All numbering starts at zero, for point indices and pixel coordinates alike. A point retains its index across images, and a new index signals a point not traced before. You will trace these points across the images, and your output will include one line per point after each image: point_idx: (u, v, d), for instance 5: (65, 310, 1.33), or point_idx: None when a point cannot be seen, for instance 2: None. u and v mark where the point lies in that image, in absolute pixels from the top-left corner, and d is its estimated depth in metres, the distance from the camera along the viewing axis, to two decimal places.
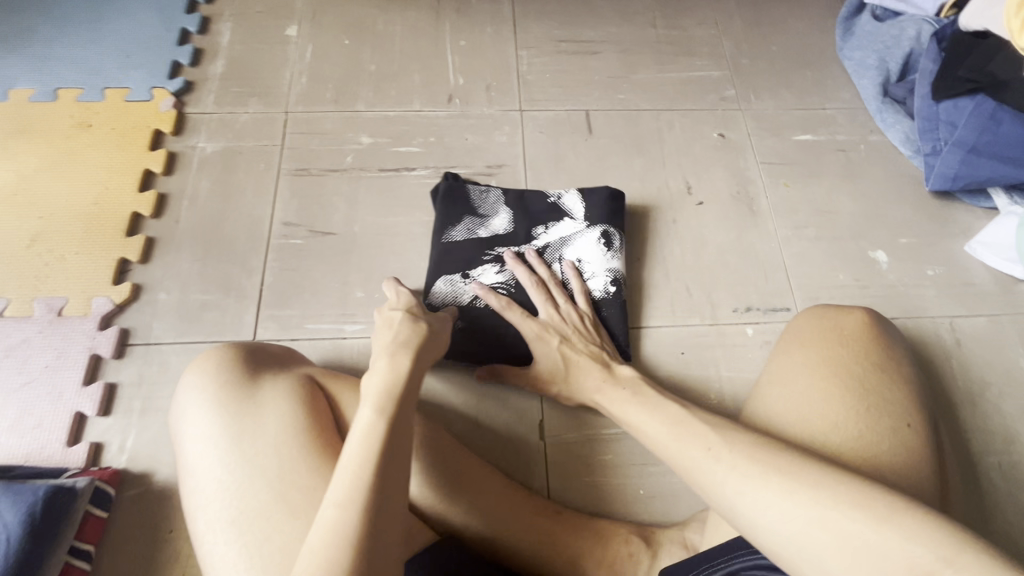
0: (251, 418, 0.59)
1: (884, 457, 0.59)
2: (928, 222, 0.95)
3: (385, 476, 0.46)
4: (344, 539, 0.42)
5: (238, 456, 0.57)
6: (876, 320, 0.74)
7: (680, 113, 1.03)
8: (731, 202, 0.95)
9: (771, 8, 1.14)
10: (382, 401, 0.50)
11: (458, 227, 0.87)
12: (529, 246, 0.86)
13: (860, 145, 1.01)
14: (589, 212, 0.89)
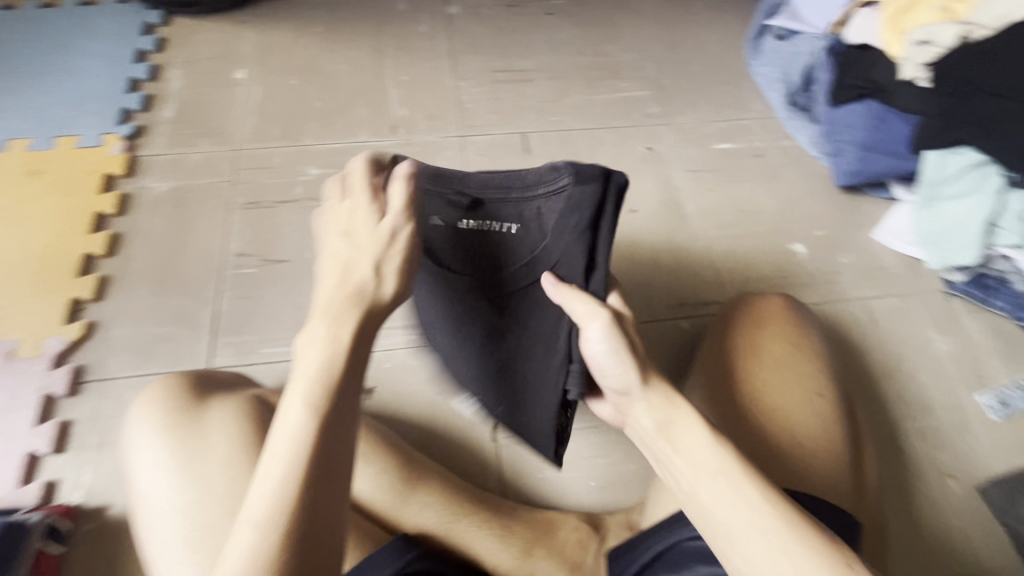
0: (199, 438, 0.61)
1: (827, 456, 0.63)
2: (840, 215, 1.04)
3: (311, 490, 0.40)
4: (268, 552, 0.38)
5: (189, 476, 0.59)
6: (792, 302, 0.81)
7: (609, 131, 1.11)
8: (660, 208, 1.02)
9: (687, 32, 1.25)
10: (313, 398, 0.42)
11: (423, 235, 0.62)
12: None
13: (774, 150, 1.11)
14: None
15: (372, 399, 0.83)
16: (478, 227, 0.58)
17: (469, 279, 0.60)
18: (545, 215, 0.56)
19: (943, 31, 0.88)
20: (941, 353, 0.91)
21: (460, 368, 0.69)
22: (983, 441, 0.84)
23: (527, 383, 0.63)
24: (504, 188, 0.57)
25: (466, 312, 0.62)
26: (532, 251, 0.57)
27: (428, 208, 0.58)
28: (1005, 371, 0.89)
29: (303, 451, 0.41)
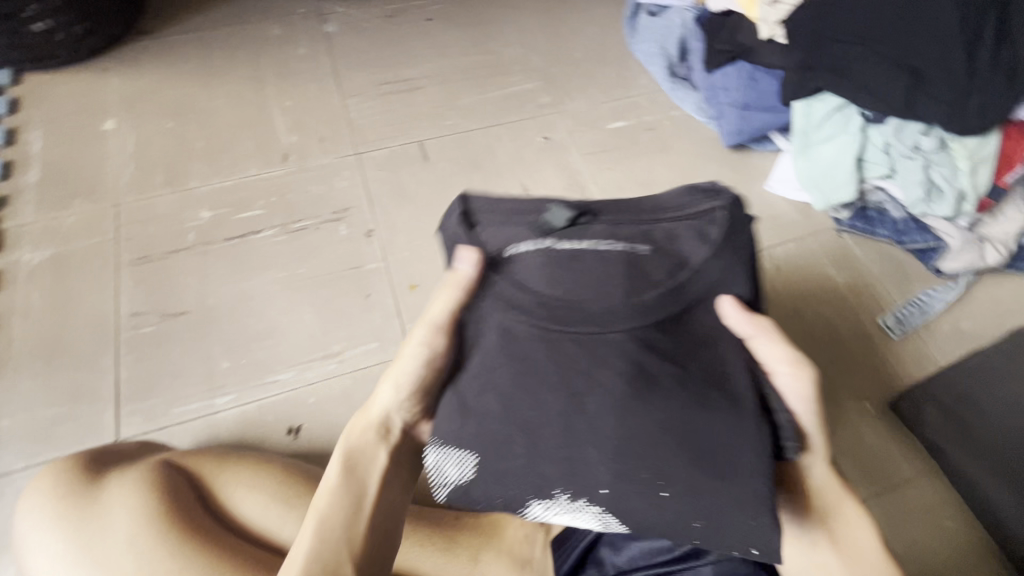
0: (96, 522, 0.57)
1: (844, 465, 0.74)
2: (733, 173, 1.09)
3: None
4: None
5: (90, 562, 0.55)
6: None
7: (505, 126, 1.12)
8: (565, 193, 1.04)
9: (567, 19, 1.28)
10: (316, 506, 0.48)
11: (518, 264, 0.52)
12: None
13: (665, 121, 1.15)
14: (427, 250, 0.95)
15: (301, 437, 0.80)
16: (595, 251, 0.51)
17: (602, 314, 0.49)
18: (680, 238, 0.51)
19: None
20: (840, 285, 0.97)
21: (602, 445, 0.45)
22: (891, 362, 0.90)
23: (713, 444, 0.44)
24: (621, 218, 0.53)
25: (600, 350, 0.48)
26: (670, 270, 0.50)
27: (517, 241, 0.53)
28: (899, 294, 0.96)
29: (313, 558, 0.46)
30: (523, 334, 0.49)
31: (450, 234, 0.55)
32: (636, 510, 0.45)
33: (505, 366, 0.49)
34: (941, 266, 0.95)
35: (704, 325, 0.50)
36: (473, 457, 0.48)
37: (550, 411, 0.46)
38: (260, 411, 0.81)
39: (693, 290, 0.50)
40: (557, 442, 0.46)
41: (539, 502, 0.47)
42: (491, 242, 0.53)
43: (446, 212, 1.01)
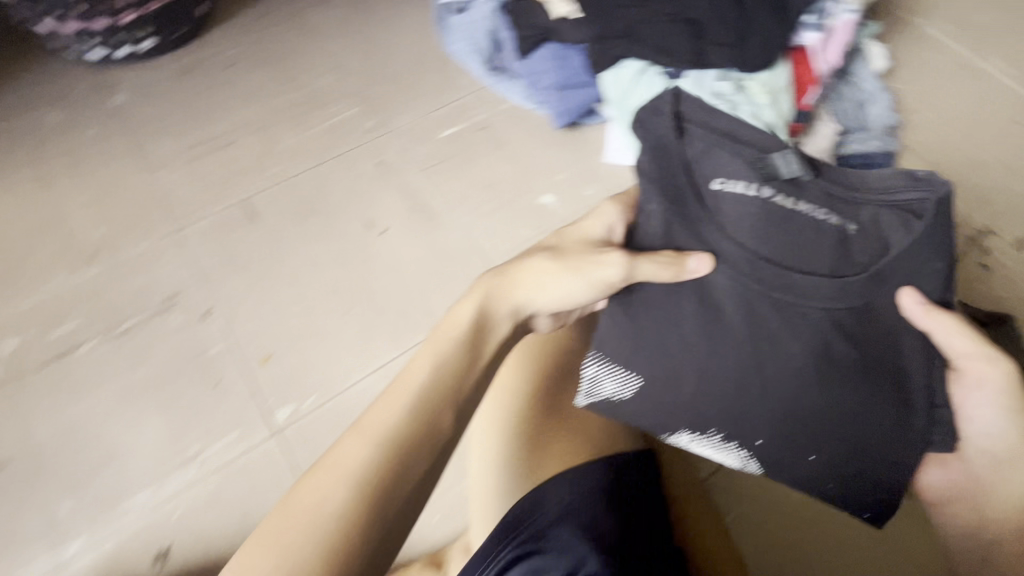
0: None
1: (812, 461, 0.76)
2: (571, 152, 1.09)
3: (390, 467, 0.45)
4: (340, 506, 0.43)
5: None
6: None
7: (334, 161, 1.06)
8: (409, 215, 1.00)
9: (376, 33, 1.23)
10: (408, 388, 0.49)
11: (729, 184, 0.58)
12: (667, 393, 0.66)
13: (496, 117, 1.13)
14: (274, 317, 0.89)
15: (173, 559, 0.73)
16: (804, 211, 0.56)
17: (846, 249, 0.55)
18: (885, 223, 0.55)
19: None
20: None
21: (774, 409, 0.58)
22: None
23: (862, 431, 0.56)
24: (838, 189, 0.58)
25: (796, 321, 0.56)
26: (875, 253, 0.55)
27: (731, 176, 0.58)
28: None
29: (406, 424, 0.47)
30: (725, 289, 0.58)
31: (659, 150, 0.60)
32: (783, 458, 0.60)
33: (693, 316, 0.59)
34: None
35: (881, 326, 0.55)
36: (637, 381, 0.62)
37: (729, 364, 0.58)
38: (119, 546, 0.73)
39: (893, 285, 0.55)
40: (773, 368, 0.57)
41: (691, 431, 0.62)
42: (700, 169, 0.59)
43: (287, 268, 0.94)
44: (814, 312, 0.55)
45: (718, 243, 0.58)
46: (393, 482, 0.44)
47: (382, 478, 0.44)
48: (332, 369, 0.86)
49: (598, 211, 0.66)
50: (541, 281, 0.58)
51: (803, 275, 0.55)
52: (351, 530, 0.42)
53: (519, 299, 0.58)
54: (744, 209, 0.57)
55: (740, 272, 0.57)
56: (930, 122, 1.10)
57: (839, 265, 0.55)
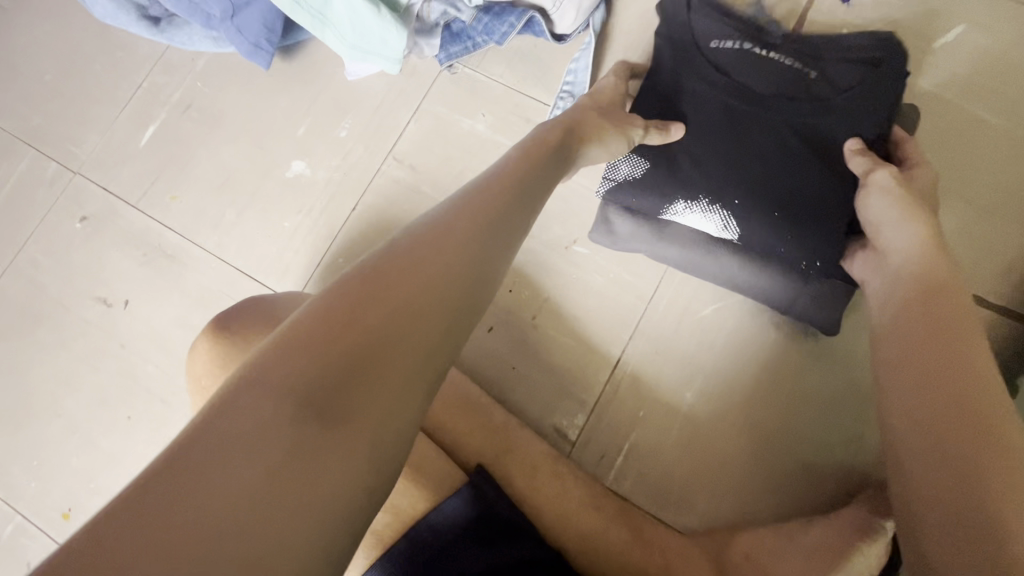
0: None
1: (712, 374, 0.67)
2: (304, 89, 0.81)
3: (450, 265, 0.35)
4: (401, 278, 0.34)
5: None
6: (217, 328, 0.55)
7: (34, 241, 0.82)
8: (147, 268, 0.78)
9: (9, 40, 0.90)
10: (481, 188, 0.41)
11: (720, 38, 0.60)
12: (695, 212, 0.58)
13: (198, 84, 0.84)
14: (54, 462, 0.74)
15: None
16: (772, 61, 0.59)
17: (802, 94, 0.57)
18: (843, 75, 0.57)
19: None
20: (484, 134, 0.77)
21: (744, 182, 0.57)
22: (574, 182, 0.73)
23: (802, 211, 0.55)
24: (803, 43, 0.60)
25: (759, 124, 0.57)
26: (824, 98, 0.57)
27: (721, 35, 0.60)
28: (543, 93, 0.77)
29: (469, 220, 0.38)
30: (701, 102, 0.59)
31: (666, 15, 0.62)
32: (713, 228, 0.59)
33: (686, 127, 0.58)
34: (558, 30, 0.73)
35: (821, 147, 0.56)
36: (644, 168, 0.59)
37: (703, 150, 0.58)
38: None
39: (853, 127, 0.56)
40: (742, 163, 0.57)
41: (686, 202, 0.58)
42: (697, 30, 0.61)
43: (40, 401, 0.76)
44: (785, 122, 0.57)
45: (687, 84, 0.59)
46: (501, 257, 0.38)
47: (446, 273, 0.35)
48: None
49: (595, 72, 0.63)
50: (604, 125, 0.54)
51: (780, 106, 0.57)
52: (406, 310, 0.33)
53: (590, 143, 0.53)
54: (720, 68, 0.59)
55: (704, 117, 0.58)
56: None
57: (801, 95, 0.57)
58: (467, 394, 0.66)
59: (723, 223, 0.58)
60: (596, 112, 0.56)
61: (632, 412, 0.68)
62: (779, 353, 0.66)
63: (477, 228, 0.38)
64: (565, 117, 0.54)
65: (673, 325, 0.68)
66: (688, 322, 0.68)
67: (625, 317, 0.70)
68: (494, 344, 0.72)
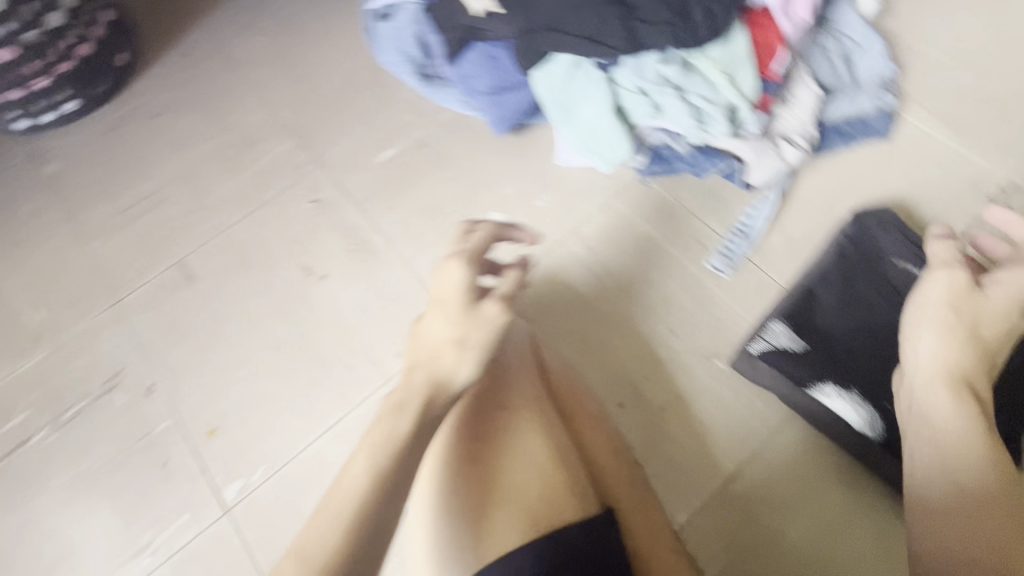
0: None
1: (819, 519, 0.71)
2: (519, 159, 0.98)
3: (382, 489, 0.48)
4: (354, 509, 0.46)
5: None
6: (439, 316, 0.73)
7: (268, 207, 1.00)
8: (349, 255, 0.94)
9: (305, 54, 1.15)
10: (400, 408, 0.53)
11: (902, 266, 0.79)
12: (841, 398, 0.72)
13: (436, 130, 1.03)
14: (219, 386, 0.86)
15: None
16: None
17: None
18: None
19: None
20: (660, 241, 0.89)
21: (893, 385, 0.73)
22: (724, 305, 0.84)
23: None
24: None
25: None
26: None
27: (903, 263, 0.79)
28: (718, 225, 0.89)
29: (394, 441, 0.50)
30: (872, 308, 0.77)
31: (862, 230, 0.82)
32: (853, 414, 0.72)
33: (854, 326, 0.76)
34: (749, 180, 0.86)
35: None
36: (801, 345, 0.77)
37: (865, 348, 0.75)
38: None
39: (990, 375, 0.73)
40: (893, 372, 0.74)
41: (838, 387, 0.73)
42: (884, 249, 0.80)
43: (226, 330, 0.90)
44: None
45: (865, 292, 0.78)
46: (415, 468, 0.50)
47: (379, 500, 0.47)
48: (280, 436, 0.82)
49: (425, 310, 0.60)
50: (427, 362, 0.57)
51: None
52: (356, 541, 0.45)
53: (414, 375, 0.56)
54: (890, 279, 0.78)
55: (871, 320, 0.76)
56: (926, 59, 0.94)
57: None
58: (593, 410, 0.69)
59: (865, 420, 0.71)
60: (460, 334, 0.58)
61: (735, 522, 0.72)
62: (873, 498, 0.72)
63: (403, 447, 0.50)
64: (427, 362, 0.57)
65: (797, 455, 0.74)
66: (811, 460, 0.74)
67: (754, 433, 0.75)
68: (627, 418, 0.78)
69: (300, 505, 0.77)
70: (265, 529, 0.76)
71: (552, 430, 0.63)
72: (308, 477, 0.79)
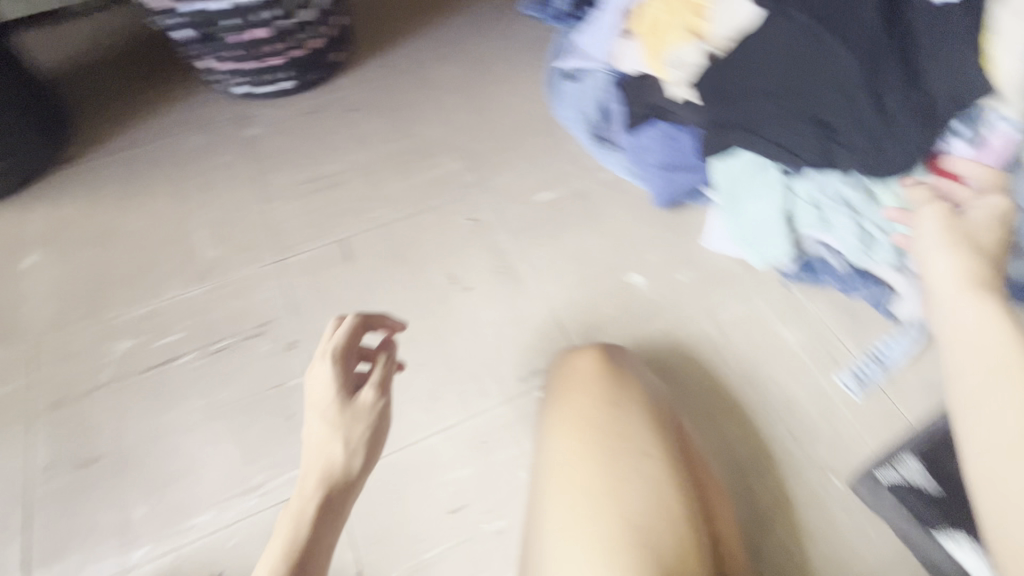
0: None
1: None
2: (668, 233, 1.04)
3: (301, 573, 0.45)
4: None
5: None
6: (609, 351, 0.80)
7: (430, 213, 1.09)
8: (494, 277, 1.00)
9: (490, 89, 1.27)
10: (313, 484, 0.50)
11: None
12: (970, 550, 0.75)
13: (594, 186, 1.11)
14: None
15: None
16: None
17: None
18: None
19: (689, 55, 0.95)
20: (792, 345, 0.92)
21: None
22: (848, 425, 0.85)
23: None
24: None
25: None
26: None
27: None
28: (855, 346, 0.91)
29: (309, 516, 0.48)
30: None
31: None
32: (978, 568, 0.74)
33: None
34: (895, 311, 0.90)
35: None
36: (935, 487, 0.79)
37: None
38: (179, 561, 0.77)
39: None
40: None
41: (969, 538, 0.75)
42: None
43: (371, 312, 0.97)
44: None
45: None
46: (328, 540, 0.48)
47: None
48: (400, 423, 0.87)
49: (313, 374, 0.56)
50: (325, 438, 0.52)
51: None
52: None
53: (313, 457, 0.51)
54: None
55: None
56: None
57: None
58: (717, 482, 0.71)
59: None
60: (338, 436, 0.53)
61: None
62: None
63: (326, 514, 0.49)
64: (317, 455, 0.52)
65: None
66: None
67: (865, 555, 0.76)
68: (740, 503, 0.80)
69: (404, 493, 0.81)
70: (367, 505, 0.80)
71: (682, 488, 0.64)
72: (417, 469, 0.83)
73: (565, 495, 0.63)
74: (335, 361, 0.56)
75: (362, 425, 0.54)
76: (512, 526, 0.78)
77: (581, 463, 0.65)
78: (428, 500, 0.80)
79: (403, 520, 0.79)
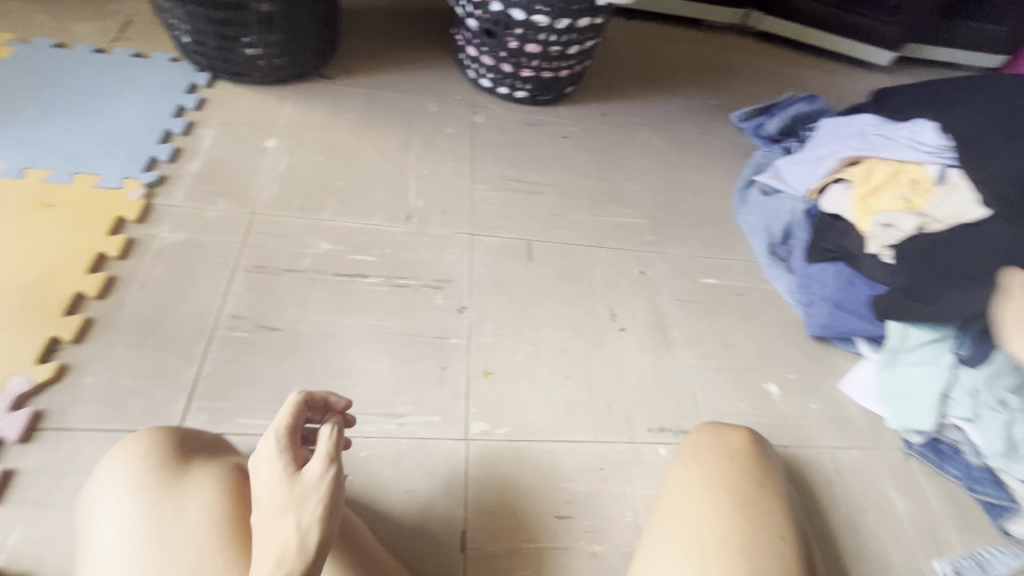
0: (172, 502, 0.56)
1: None
2: (811, 363, 1.11)
3: None
4: None
5: (151, 541, 0.53)
6: (756, 439, 0.90)
7: (607, 251, 1.19)
8: (648, 330, 1.08)
9: (685, 172, 1.39)
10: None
11: None
12: None
13: (756, 292, 1.19)
14: (509, 346, 1.00)
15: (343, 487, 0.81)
16: None
17: None
18: None
19: (902, 219, 1.05)
20: (901, 513, 0.95)
21: None
22: None
23: None
24: None
25: None
26: None
27: None
28: (959, 541, 0.93)
29: None
30: None
31: None
32: None
33: None
34: (1008, 527, 0.93)
35: None
36: None
37: None
38: None
39: None
40: None
41: None
42: None
43: (535, 312, 1.05)
44: None
45: None
46: None
47: None
48: (534, 418, 0.93)
49: (256, 462, 0.50)
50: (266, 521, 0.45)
51: None
52: None
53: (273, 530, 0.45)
54: None
55: None
56: None
57: None
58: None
59: None
60: (290, 516, 0.45)
61: None
62: None
63: None
64: (272, 538, 0.44)
65: None
66: None
67: None
68: None
69: (520, 480, 0.86)
70: (486, 475, 0.86)
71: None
72: (536, 465, 0.88)
73: (699, 537, 0.72)
74: (282, 443, 0.51)
75: (314, 504, 0.46)
76: (607, 554, 0.82)
77: (721, 516, 0.74)
78: (539, 496, 0.86)
79: (512, 503, 0.85)
